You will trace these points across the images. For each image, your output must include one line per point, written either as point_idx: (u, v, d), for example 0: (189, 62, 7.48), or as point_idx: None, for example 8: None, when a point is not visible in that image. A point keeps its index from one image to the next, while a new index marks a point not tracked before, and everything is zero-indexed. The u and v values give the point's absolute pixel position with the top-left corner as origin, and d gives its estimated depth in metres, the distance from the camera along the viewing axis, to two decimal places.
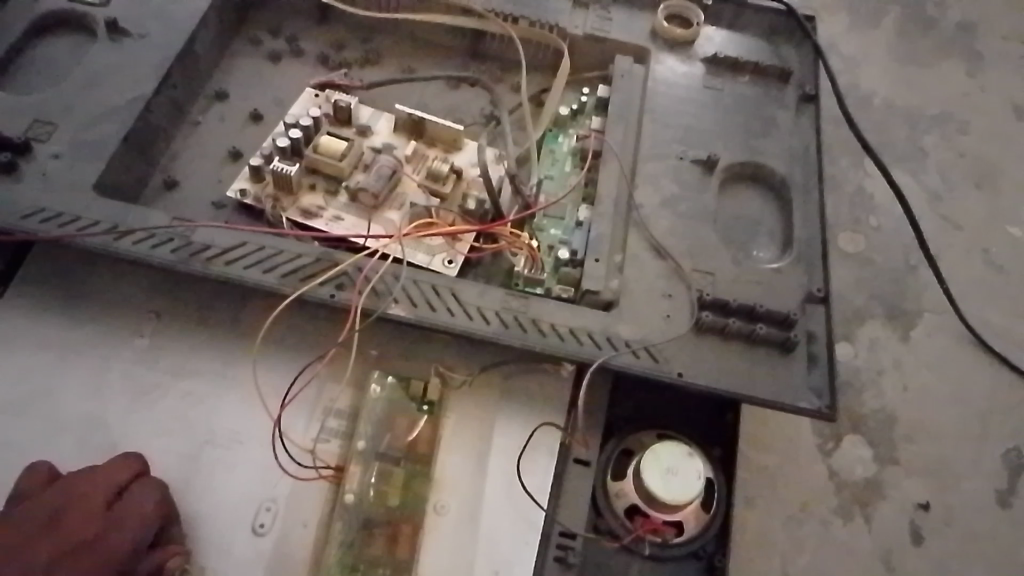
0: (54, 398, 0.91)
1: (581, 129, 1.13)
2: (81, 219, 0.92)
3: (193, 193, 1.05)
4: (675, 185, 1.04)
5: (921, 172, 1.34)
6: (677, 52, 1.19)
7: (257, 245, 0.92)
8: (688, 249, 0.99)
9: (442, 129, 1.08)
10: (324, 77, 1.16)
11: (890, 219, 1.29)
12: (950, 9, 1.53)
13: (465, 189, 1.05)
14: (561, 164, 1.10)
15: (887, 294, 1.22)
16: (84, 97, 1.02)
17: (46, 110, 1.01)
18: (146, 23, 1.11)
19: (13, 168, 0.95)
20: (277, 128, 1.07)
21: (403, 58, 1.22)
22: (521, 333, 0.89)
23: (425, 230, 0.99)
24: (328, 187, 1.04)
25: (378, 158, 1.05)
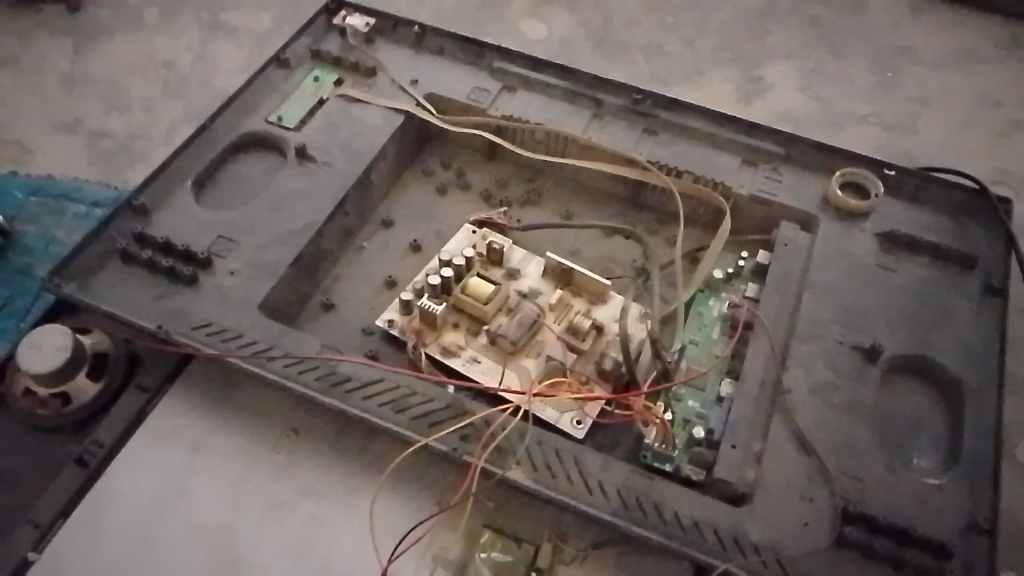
0: (193, 502, 0.97)
1: (734, 297, 1.10)
2: (243, 336, 0.99)
3: (345, 316, 1.10)
4: (830, 372, 0.98)
5: None
6: (848, 224, 1.14)
7: (394, 384, 0.95)
8: (835, 446, 0.92)
9: (590, 281, 1.07)
10: (486, 215, 1.20)
11: None
12: None
13: (605, 346, 1.02)
14: (708, 331, 1.06)
15: None
16: (266, 217, 1.11)
17: (231, 228, 1.10)
18: (332, 151, 1.20)
19: (194, 281, 1.03)
20: (431, 263, 1.11)
21: (564, 202, 1.24)
22: (641, 518, 0.85)
23: (557, 386, 0.98)
24: (469, 327, 1.04)
25: (522, 304, 1.05)
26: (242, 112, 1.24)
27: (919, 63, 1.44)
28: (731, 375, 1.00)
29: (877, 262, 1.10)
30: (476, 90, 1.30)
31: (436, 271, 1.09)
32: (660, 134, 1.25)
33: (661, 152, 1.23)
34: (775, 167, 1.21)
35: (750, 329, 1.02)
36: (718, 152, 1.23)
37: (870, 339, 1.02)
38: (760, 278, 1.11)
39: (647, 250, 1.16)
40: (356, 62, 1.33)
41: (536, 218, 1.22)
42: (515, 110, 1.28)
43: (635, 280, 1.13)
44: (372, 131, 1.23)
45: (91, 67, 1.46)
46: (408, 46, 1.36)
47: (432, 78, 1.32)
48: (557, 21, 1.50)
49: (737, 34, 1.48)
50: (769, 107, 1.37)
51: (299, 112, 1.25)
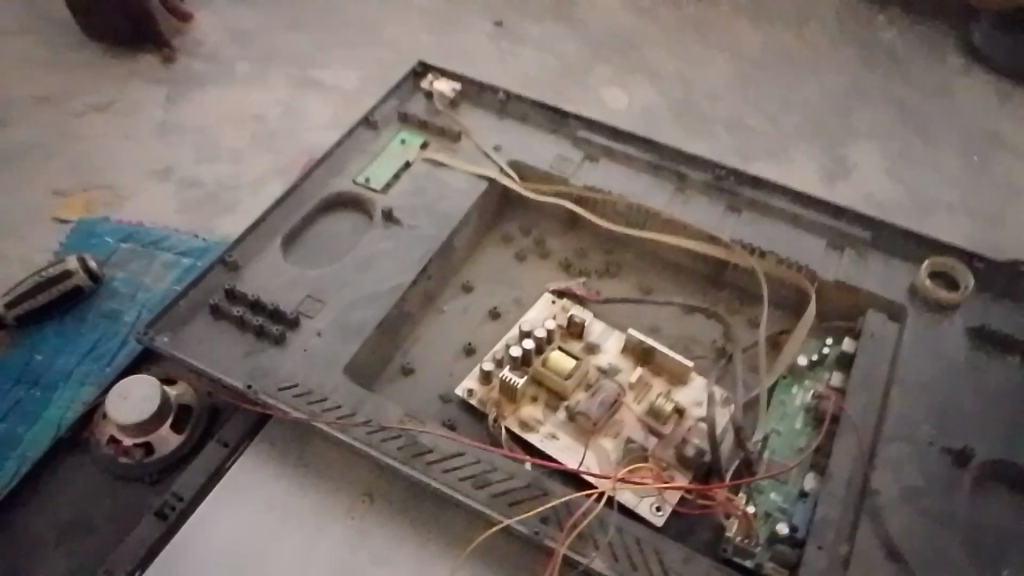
0: (266, 562, 0.96)
1: (819, 386, 1.08)
2: (327, 400, 0.99)
3: (421, 381, 1.09)
4: (919, 475, 0.96)
5: None
6: (936, 316, 1.12)
7: (475, 458, 0.94)
8: (925, 557, 0.90)
9: (672, 362, 1.06)
10: (568, 285, 1.20)
11: None
12: None
13: (687, 431, 1.00)
14: (792, 420, 1.05)
15: None
16: (353, 278, 1.12)
17: (319, 286, 1.11)
18: (419, 215, 1.21)
19: (283, 340, 1.04)
20: (511, 334, 1.11)
21: (644, 276, 1.24)
22: None
23: (636, 469, 0.96)
24: (549, 402, 1.04)
25: (603, 382, 1.05)
26: (332, 172, 1.27)
27: (1008, 150, 1.42)
28: (817, 470, 0.98)
29: (965, 357, 1.08)
30: (559, 158, 1.31)
31: (516, 342, 1.09)
32: (744, 213, 1.24)
33: (745, 230, 1.22)
34: (860, 253, 1.19)
35: (836, 423, 1.01)
36: (803, 234, 1.22)
37: (961, 443, 0.99)
38: (845, 366, 1.09)
39: (727, 330, 1.15)
40: (443, 126, 1.36)
41: (615, 291, 1.22)
42: (597, 181, 1.28)
43: (714, 361, 1.13)
44: (458, 196, 1.25)
45: (185, 117, 1.51)
46: (495, 112, 1.39)
47: (517, 145, 1.34)
48: (639, 91, 1.52)
49: (820, 111, 1.47)
50: (852, 189, 1.36)
51: (387, 174, 1.27)
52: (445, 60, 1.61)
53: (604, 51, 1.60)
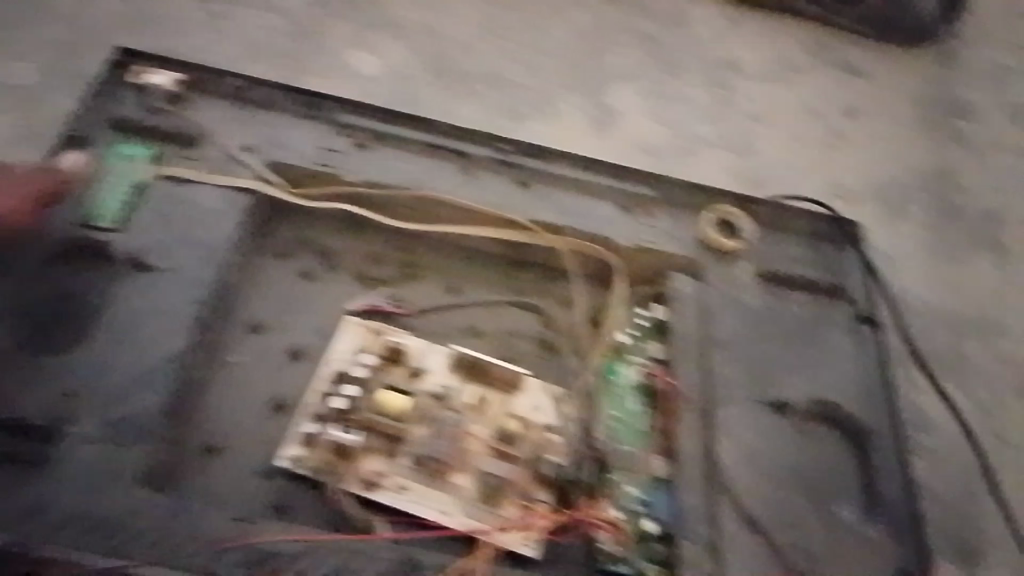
0: None
1: (645, 359, 1.07)
2: (127, 525, 0.80)
3: (230, 461, 0.93)
4: (753, 434, 1.01)
5: (969, 384, 1.20)
6: (726, 265, 1.15)
7: (325, 552, 0.83)
8: (774, 517, 0.95)
9: (509, 375, 1.01)
10: (370, 301, 1.08)
11: (947, 438, 1.14)
12: (972, 194, 1.42)
13: (540, 446, 0.96)
14: (629, 402, 1.03)
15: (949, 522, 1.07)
16: (114, 358, 0.91)
17: (71, 377, 0.89)
18: (176, 255, 1.00)
19: (44, 459, 0.83)
20: (324, 378, 0.98)
21: (447, 272, 1.15)
22: None
23: (498, 507, 0.91)
24: (386, 449, 0.92)
25: (443, 413, 0.96)
26: None
27: (747, 77, 1.49)
28: (663, 453, 0.99)
29: (762, 302, 1.13)
30: (324, 152, 1.14)
31: (334, 388, 0.97)
32: (534, 186, 1.18)
33: (541, 205, 1.16)
34: (651, 211, 1.19)
35: (670, 399, 1.02)
36: (595, 201, 1.18)
37: (778, 393, 1.05)
38: (660, 333, 1.10)
39: (543, 321, 1.12)
40: (173, 130, 1.11)
41: (422, 297, 1.11)
42: (374, 173, 1.14)
43: (539, 357, 1.09)
44: (216, 220, 1.04)
45: None
46: (232, 102, 1.17)
47: (270, 142, 1.14)
48: (390, 53, 1.37)
49: (577, 58, 1.44)
50: (624, 139, 1.36)
51: (120, 207, 1.02)
52: (144, 35, 1.31)
53: (338, 6, 1.41)
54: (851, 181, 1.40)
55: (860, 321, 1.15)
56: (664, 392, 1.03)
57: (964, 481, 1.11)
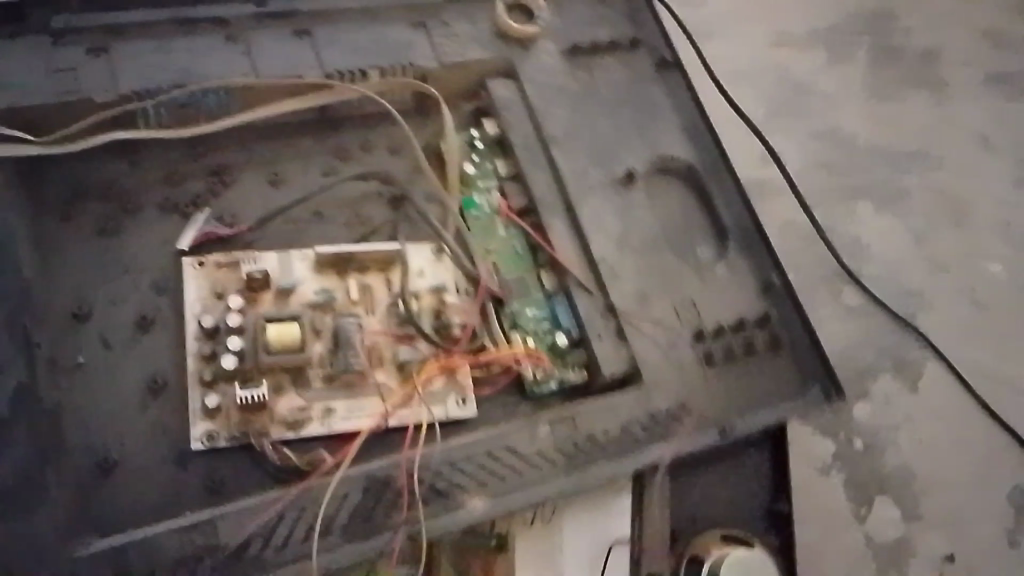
0: None
1: (495, 182, 0.97)
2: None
3: (134, 469, 0.78)
4: (616, 216, 0.96)
5: (907, 214, 1.26)
6: (535, 53, 1.03)
7: (278, 514, 0.75)
8: (657, 287, 0.94)
9: (373, 254, 0.88)
10: (203, 228, 0.88)
11: (887, 266, 1.21)
12: (915, 36, 1.42)
13: (438, 312, 0.87)
14: (495, 232, 0.94)
15: (892, 345, 1.15)
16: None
17: None
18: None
19: None
20: (189, 338, 0.82)
21: (260, 160, 0.94)
22: (589, 461, 0.84)
23: (427, 388, 0.84)
24: (295, 381, 0.82)
25: (336, 320, 0.84)
26: None
27: None
28: (543, 268, 0.93)
29: (577, 83, 1.03)
30: (50, 74, 0.87)
31: (209, 345, 0.82)
32: (315, 33, 0.97)
33: (328, 50, 0.96)
34: (443, 21, 1.02)
35: (535, 215, 0.94)
36: (389, 28, 0.99)
37: (622, 166, 0.99)
38: (501, 146, 0.98)
39: (380, 181, 0.95)
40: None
41: (247, 212, 0.91)
42: (122, 79, 0.89)
43: (391, 214, 0.94)
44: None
45: None
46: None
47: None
48: None
49: None
50: None
51: None
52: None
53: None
54: (795, 26, 1.38)
55: (668, 70, 1.08)
56: (515, 214, 0.95)
57: (898, 302, 1.19)
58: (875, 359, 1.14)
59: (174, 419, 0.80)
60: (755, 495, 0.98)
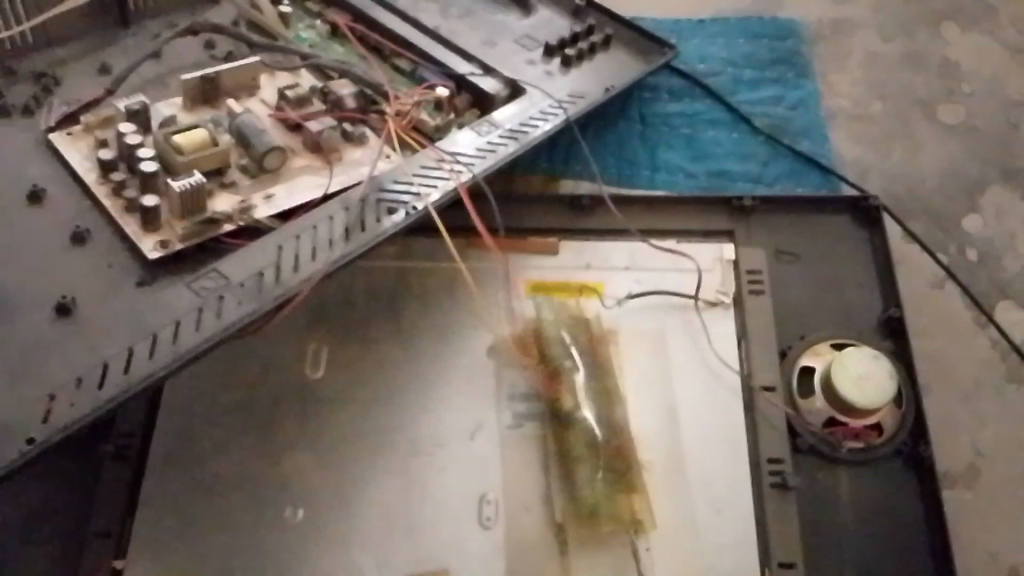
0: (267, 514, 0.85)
1: (311, 18, 1.04)
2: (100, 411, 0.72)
3: (88, 294, 0.76)
4: (454, 20, 1.05)
5: (998, 30, 1.23)
6: None
7: (275, 245, 0.79)
8: (500, 43, 1.03)
9: (237, 71, 0.91)
10: (59, 111, 0.88)
11: (983, 82, 1.18)
12: None
13: (326, 92, 0.92)
14: (334, 49, 1.01)
15: (998, 157, 1.12)
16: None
17: None
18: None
19: None
20: (94, 185, 0.82)
21: (81, 58, 0.94)
22: (518, 141, 0.92)
23: (337, 150, 0.88)
24: (220, 181, 0.84)
25: (236, 121, 0.87)
26: None
27: None
28: (387, 50, 1.02)
29: None
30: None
31: (119, 179, 0.82)
32: None
33: None
34: None
35: (362, 18, 1.03)
36: None
37: None
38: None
39: (210, 46, 0.98)
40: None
41: (89, 95, 0.90)
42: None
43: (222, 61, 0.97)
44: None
45: None
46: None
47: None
48: None
49: None
50: None
51: None
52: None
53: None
54: None
55: None
56: (342, 28, 1.03)
57: (999, 119, 1.15)
58: (982, 171, 1.11)
59: (114, 254, 0.79)
60: (869, 304, 0.98)
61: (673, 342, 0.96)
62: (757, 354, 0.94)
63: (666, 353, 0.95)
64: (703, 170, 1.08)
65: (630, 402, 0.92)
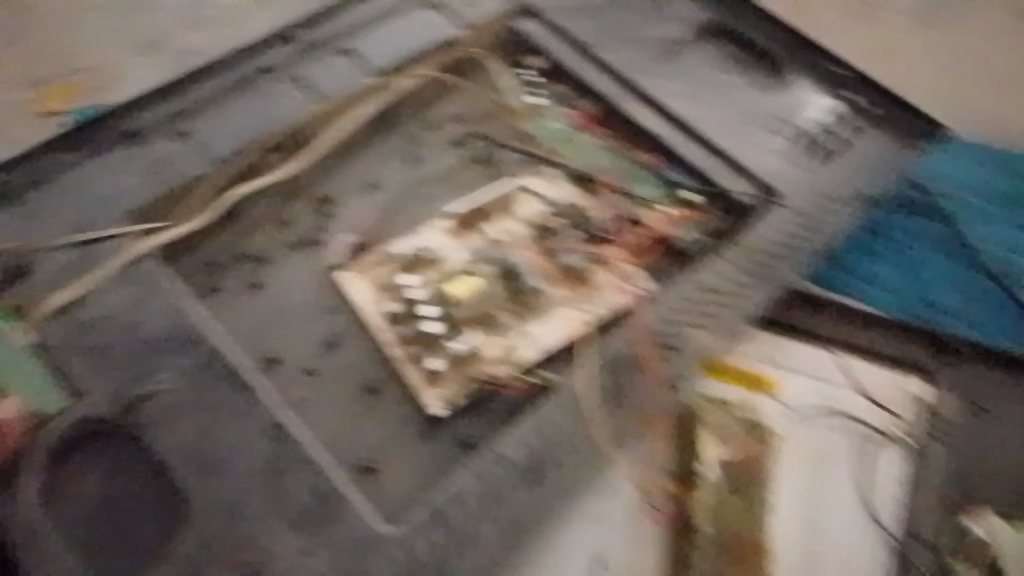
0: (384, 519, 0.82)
1: (559, 108, 1.18)
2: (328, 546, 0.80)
3: (386, 454, 0.87)
4: (701, 99, 1.14)
5: None
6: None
7: (543, 423, 0.87)
8: (751, 128, 1.11)
9: (499, 198, 1.04)
10: (344, 243, 1.03)
11: None
12: None
13: (585, 208, 1.05)
14: (581, 142, 1.15)
15: None
16: (198, 493, 0.80)
17: (167, 342, 0.86)
18: (107, 368, 0.85)
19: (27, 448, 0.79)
20: (380, 329, 0.94)
21: (357, 173, 1.09)
22: (767, 272, 0.99)
23: (594, 282, 0.97)
24: (484, 326, 0.93)
25: (501, 257, 0.99)
26: (80, 209, 0.96)
27: None
28: (637, 154, 1.12)
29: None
30: (152, 169, 1.01)
31: (399, 324, 0.94)
32: (357, 48, 1.15)
33: (374, 53, 1.15)
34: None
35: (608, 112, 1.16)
36: (411, 23, 1.18)
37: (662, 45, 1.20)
38: (549, 77, 1.20)
39: (466, 146, 1.13)
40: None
41: (370, 220, 1.05)
42: (215, 146, 1.04)
43: (487, 170, 1.11)
44: (145, 285, 0.91)
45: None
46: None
47: (39, 215, 0.95)
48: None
49: None
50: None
51: None
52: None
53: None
54: None
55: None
56: (592, 121, 1.16)
57: None
58: None
59: (370, 368, 0.93)
60: None
61: (834, 470, 0.95)
62: (920, 495, 0.92)
63: (824, 477, 0.95)
64: (916, 295, 1.05)
65: (772, 506, 0.93)
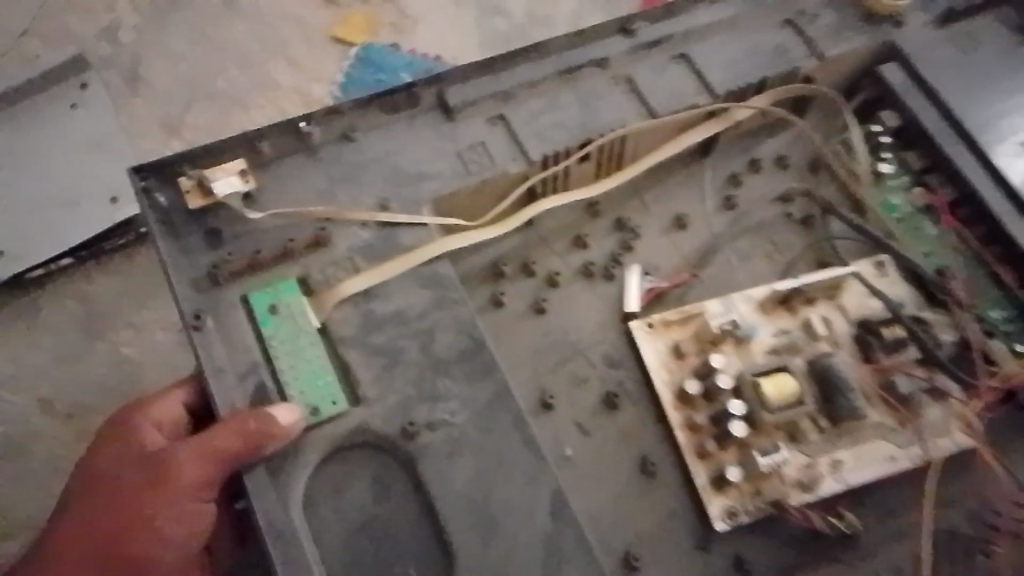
0: None
1: (908, 181, 1.00)
2: None
3: (649, 551, 0.81)
4: None
5: None
6: (892, 25, 1.03)
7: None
8: None
9: (829, 283, 0.89)
10: (643, 287, 0.91)
11: None
12: None
13: (927, 324, 0.88)
14: (927, 233, 0.97)
15: None
16: (470, 556, 0.74)
17: (453, 372, 0.80)
18: (392, 379, 0.79)
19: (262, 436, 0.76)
20: (670, 408, 0.84)
21: (665, 205, 0.97)
22: None
23: (924, 418, 0.84)
24: (789, 436, 0.82)
25: (818, 358, 0.85)
26: (383, 186, 0.88)
27: None
28: (996, 267, 0.93)
29: (955, 48, 1.02)
30: (460, 155, 0.90)
31: (693, 407, 0.83)
32: (690, 53, 0.98)
33: (709, 65, 0.98)
34: (806, 10, 1.02)
35: (965, 205, 0.96)
36: (761, 34, 1.00)
37: None
38: (901, 140, 1.01)
39: (788, 202, 0.99)
40: (217, 228, 0.84)
41: (671, 267, 0.94)
42: (529, 143, 0.91)
43: (807, 236, 0.97)
44: (439, 294, 0.83)
45: (196, 121, 1.25)
46: (301, 153, 0.88)
47: (342, 180, 0.87)
48: None
49: None
50: None
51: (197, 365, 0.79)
52: (184, 95, 1.26)
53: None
54: None
55: None
56: (946, 209, 0.97)
57: None
58: None
59: (652, 446, 0.84)
60: None
61: None
62: None
63: None
64: None
65: None
